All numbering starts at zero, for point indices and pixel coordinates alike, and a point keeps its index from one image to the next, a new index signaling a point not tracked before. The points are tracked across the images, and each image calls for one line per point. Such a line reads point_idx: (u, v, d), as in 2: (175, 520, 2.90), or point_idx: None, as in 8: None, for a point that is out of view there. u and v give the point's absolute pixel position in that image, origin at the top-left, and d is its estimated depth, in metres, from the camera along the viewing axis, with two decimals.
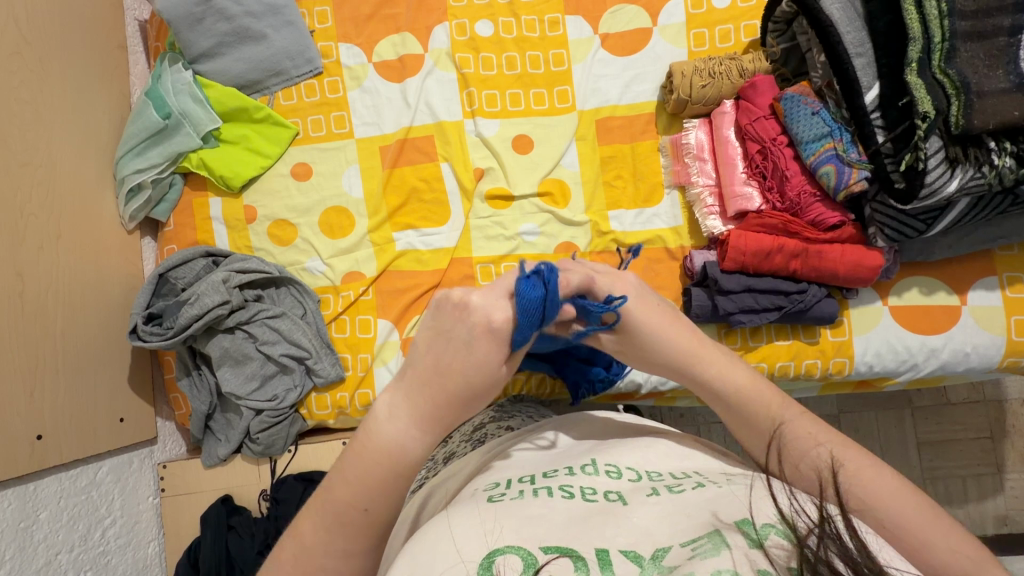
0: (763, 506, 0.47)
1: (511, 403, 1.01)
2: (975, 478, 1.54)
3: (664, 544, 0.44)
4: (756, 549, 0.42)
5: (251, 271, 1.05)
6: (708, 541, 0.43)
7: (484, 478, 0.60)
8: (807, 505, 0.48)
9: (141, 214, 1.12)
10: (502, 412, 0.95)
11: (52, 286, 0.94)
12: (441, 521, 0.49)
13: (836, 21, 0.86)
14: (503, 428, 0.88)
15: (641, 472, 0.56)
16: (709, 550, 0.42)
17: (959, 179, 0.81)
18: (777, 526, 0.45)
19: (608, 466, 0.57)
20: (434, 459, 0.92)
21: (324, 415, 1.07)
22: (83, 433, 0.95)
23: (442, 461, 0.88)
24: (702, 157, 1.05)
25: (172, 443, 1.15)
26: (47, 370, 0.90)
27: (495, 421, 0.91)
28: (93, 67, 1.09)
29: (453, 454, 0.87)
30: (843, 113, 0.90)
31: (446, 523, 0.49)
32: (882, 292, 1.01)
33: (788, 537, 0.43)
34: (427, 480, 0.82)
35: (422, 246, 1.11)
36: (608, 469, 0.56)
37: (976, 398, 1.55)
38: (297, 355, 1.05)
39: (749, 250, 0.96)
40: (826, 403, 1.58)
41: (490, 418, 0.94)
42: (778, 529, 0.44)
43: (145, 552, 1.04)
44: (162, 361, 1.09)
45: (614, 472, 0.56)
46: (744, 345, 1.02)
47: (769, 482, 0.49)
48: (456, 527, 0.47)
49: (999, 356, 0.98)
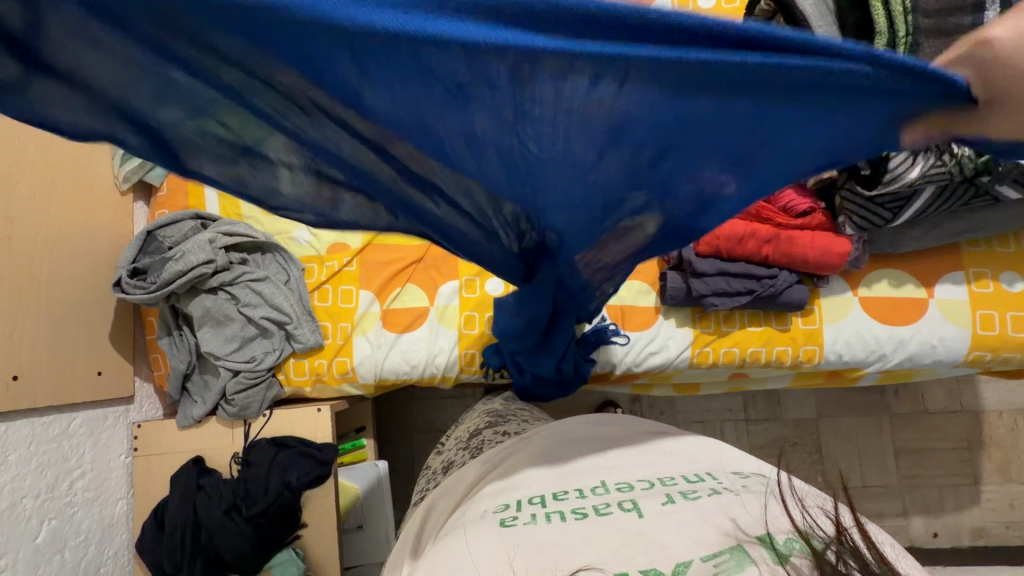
0: (779, 521, 0.48)
1: (507, 406, 0.99)
2: (952, 487, 1.54)
3: (685, 560, 0.45)
4: (780, 565, 0.43)
5: (238, 235, 1.07)
6: (731, 556, 0.44)
7: (481, 497, 0.59)
8: (821, 520, 0.49)
9: (136, 176, 1.14)
10: (497, 416, 0.94)
11: (40, 234, 0.95)
12: (456, 542, 0.50)
13: (809, 16, 0.88)
14: (500, 434, 0.86)
15: (654, 480, 0.55)
16: (731, 564, 0.44)
17: (921, 166, 0.84)
18: (796, 539, 0.46)
19: (619, 483, 0.56)
20: (432, 468, 0.93)
21: (301, 381, 1.10)
22: (60, 381, 0.95)
23: (441, 471, 0.88)
24: None
25: (148, 405, 1.16)
26: (26, 314, 0.90)
27: (491, 427, 0.90)
28: None
29: (451, 463, 0.87)
30: None
31: (456, 547, 0.49)
32: (852, 283, 1.03)
33: (810, 553, 0.44)
34: (428, 491, 0.82)
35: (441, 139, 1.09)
36: (620, 486, 0.55)
37: (954, 408, 1.57)
38: (278, 319, 1.07)
39: (725, 235, 0.97)
40: (805, 406, 1.59)
41: (485, 424, 0.93)
42: (798, 542, 0.46)
43: (112, 510, 1.04)
44: (146, 321, 1.12)
45: (626, 486, 0.55)
46: (717, 331, 1.07)
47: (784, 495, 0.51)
48: (474, 550, 0.48)
49: (966, 350, 1.00)
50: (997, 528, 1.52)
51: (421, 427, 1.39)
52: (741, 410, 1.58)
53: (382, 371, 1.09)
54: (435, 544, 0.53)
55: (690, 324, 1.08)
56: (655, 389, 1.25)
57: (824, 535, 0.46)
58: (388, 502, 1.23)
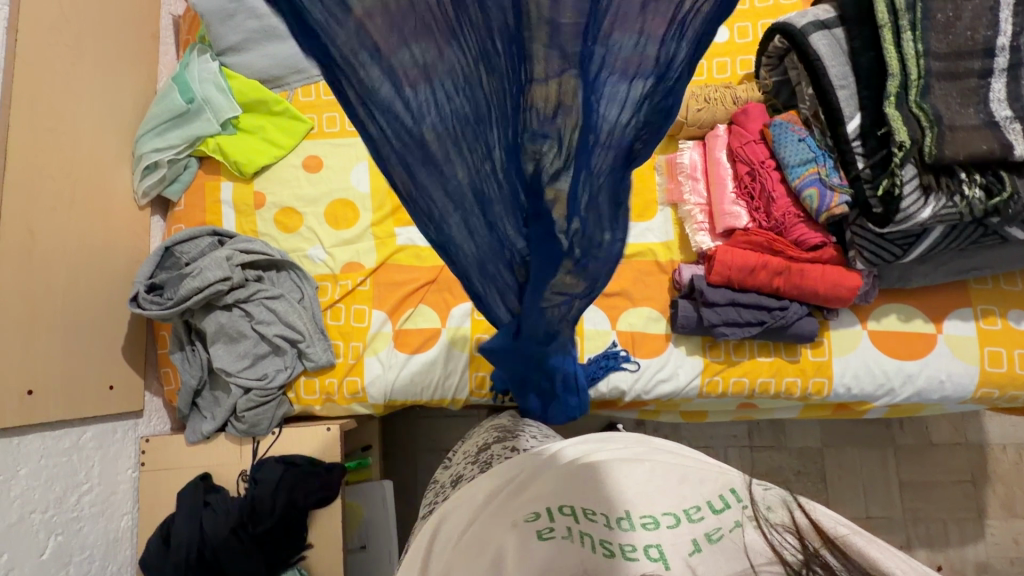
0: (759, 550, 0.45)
1: (514, 419, 0.98)
2: (956, 521, 1.54)
3: None
4: None
5: (254, 252, 1.08)
6: None
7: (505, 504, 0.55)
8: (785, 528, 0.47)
9: (154, 191, 1.15)
10: (506, 432, 0.93)
11: (59, 247, 0.95)
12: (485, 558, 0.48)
13: (823, 55, 0.92)
14: (508, 449, 0.85)
15: (680, 515, 0.49)
16: None
17: (932, 207, 0.86)
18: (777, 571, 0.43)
19: (644, 517, 0.50)
20: (440, 481, 0.93)
21: (311, 400, 1.10)
22: (73, 394, 0.95)
23: (449, 484, 0.88)
24: (695, 176, 1.11)
25: (156, 419, 1.16)
26: (45, 326, 0.91)
27: (500, 442, 0.89)
28: (125, 53, 1.14)
29: (459, 478, 0.86)
30: (828, 142, 0.95)
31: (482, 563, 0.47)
32: (861, 316, 1.04)
33: None
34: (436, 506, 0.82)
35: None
36: (645, 522, 0.49)
37: (958, 441, 1.57)
38: (291, 337, 1.07)
39: (735, 265, 1.00)
40: (810, 435, 1.59)
41: (494, 438, 0.92)
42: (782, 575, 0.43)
43: (117, 524, 1.03)
44: (158, 335, 1.12)
45: (651, 522, 0.49)
46: (727, 360, 1.07)
47: (757, 515, 0.47)
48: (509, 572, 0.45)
49: (973, 387, 1.01)
50: (1001, 563, 1.51)
51: (426, 445, 1.38)
52: (746, 436, 1.59)
53: (393, 391, 1.10)
54: (458, 554, 0.50)
55: (700, 352, 1.09)
56: (662, 415, 1.25)
57: (800, 563, 0.43)
58: (393, 522, 1.22)
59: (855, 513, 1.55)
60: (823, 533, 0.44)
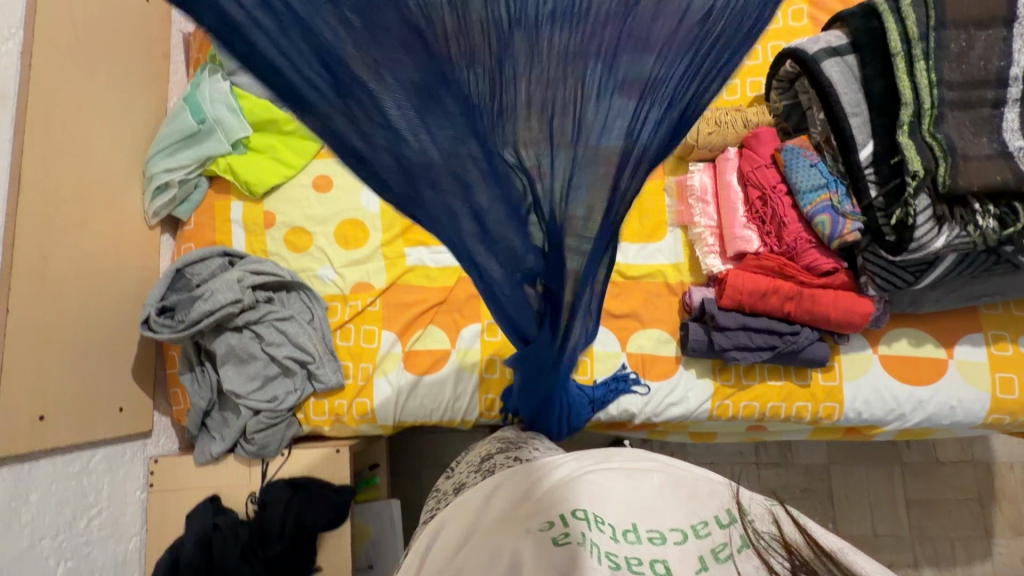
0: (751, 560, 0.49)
1: (518, 432, 0.99)
2: (964, 540, 1.53)
3: None
4: None
5: (265, 273, 1.08)
6: None
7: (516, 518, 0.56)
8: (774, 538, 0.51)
9: (164, 211, 1.15)
10: (509, 441, 0.93)
11: (71, 271, 0.95)
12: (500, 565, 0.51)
13: (835, 82, 0.92)
14: (511, 459, 0.84)
15: (687, 531, 0.52)
16: None
17: (946, 236, 0.86)
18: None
19: (651, 531, 0.52)
20: (441, 489, 0.94)
21: (320, 421, 1.10)
22: (84, 418, 0.95)
23: (452, 492, 0.88)
24: (705, 199, 1.11)
25: (165, 439, 1.15)
26: (56, 350, 0.91)
27: (503, 452, 0.88)
28: (136, 72, 1.14)
29: (463, 485, 0.86)
30: (840, 168, 0.96)
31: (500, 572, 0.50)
32: (872, 340, 1.04)
33: None
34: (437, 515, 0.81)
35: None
36: (653, 536, 0.52)
37: (965, 459, 1.57)
38: (301, 359, 1.07)
39: (747, 290, 1.00)
40: (817, 452, 1.59)
41: (497, 449, 0.91)
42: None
43: (126, 546, 1.03)
44: (168, 355, 1.12)
45: (658, 536, 0.52)
46: (737, 384, 1.07)
47: (749, 527, 0.51)
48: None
49: (985, 413, 1.01)
50: None
51: (433, 463, 1.38)
52: (753, 453, 1.58)
53: (403, 413, 1.10)
54: (472, 555, 0.54)
55: (710, 375, 1.09)
56: (670, 436, 1.24)
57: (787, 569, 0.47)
58: (400, 543, 1.22)
59: (862, 532, 1.54)
60: (809, 540, 0.48)
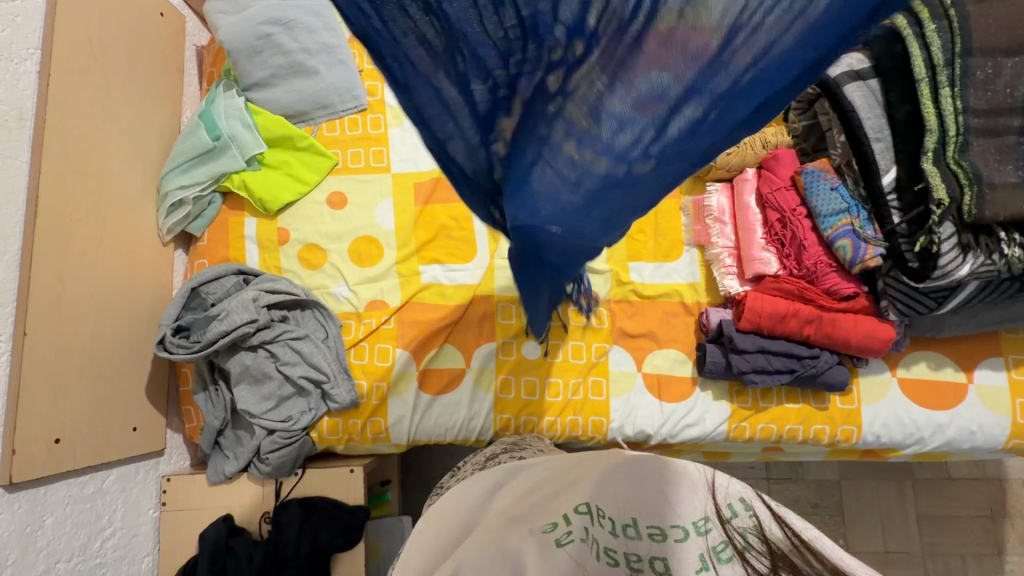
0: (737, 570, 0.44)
1: (522, 436, 1.01)
2: (975, 557, 1.53)
3: None
4: None
5: (280, 292, 1.08)
6: None
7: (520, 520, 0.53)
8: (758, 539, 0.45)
9: (178, 227, 1.15)
10: (513, 444, 0.95)
11: (88, 292, 0.95)
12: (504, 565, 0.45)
13: (857, 107, 0.93)
14: (514, 458, 0.87)
15: (688, 528, 0.47)
16: None
17: (970, 264, 0.85)
18: None
19: (652, 527, 0.48)
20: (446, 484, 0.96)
21: (334, 440, 1.09)
22: (98, 439, 0.94)
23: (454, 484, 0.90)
24: (722, 220, 1.10)
25: (177, 456, 1.14)
26: (72, 371, 0.90)
27: (507, 452, 0.91)
28: (151, 88, 1.14)
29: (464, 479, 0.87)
30: (861, 192, 0.96)
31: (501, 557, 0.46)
32: (891, 364, 1.04)
33: None
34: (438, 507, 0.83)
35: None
36: (653, 533, 0.47)
37: (977, 476, 1.56)
38: (316, 378, 1.06)
39: (766, 313, 0.99)
40: (828, 468, 1.58)
41: (501, 449, 0.93)
42: None
43: (139, 566, 1.02)
44: (181, 372, 1.12)
45: (659, 533, 0.47)
46: (754, 406, 1.07)
47: (732, 527, 0.45)
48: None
49: (1004, 438, 1.00)
50: None
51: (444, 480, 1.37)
52: (763, 468, 1.58)
53: (418, 432, 1.10)
54: (470, 552, 0.47)
55: (727, 397, 1.08)
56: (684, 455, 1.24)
57: None
58: None
59: (873, 547, 1.54)
60: (792, 537, 0.44)
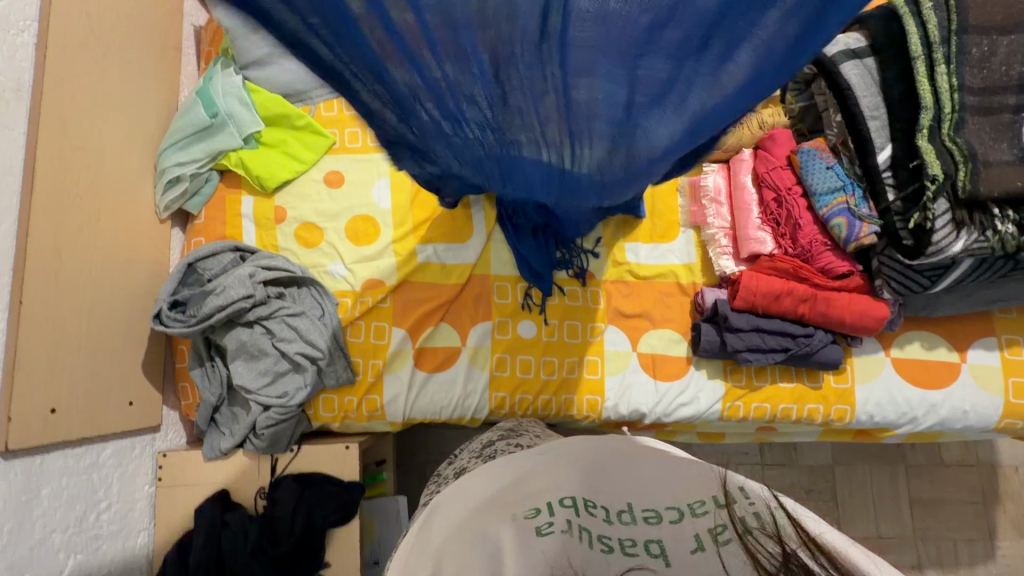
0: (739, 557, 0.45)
1: (518, 421, 1.02)
2: (967, 542, 1.54)
3: None
4: None
5: (277, 269, 1.08)
6: None
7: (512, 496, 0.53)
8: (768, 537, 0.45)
9: (176, 205, 1.15)
10: (511, 430, 0.96)
11: (84, 266, 0.95)
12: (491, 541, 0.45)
13: (854, 85, 0.92)
14: (512, 444, 0.86)
15: (684, 508, 0.49)
16: None
17: (964, 241, 0.85)
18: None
19: (646, 511, 0.50)
20: (442, 472, 0.95)
21: (329, 417, 1.10)
22: (95, 411, 0.95)
23: (453, 476, 0.88)
24: (718, 200, 1.10)
25: (173, 433, 1.15)
26: (68, 344, 0.91)
27: (503, 439, 0.91)
28: (150, 67, 1.14)
29: (465, 470, 0.85)
30: (856, 170, 0.96)
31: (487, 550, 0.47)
32: (885, 344, 1.04)
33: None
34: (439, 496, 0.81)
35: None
36: (647, 515, 0.50)
37: (969, 461, 1.57)
38: (311, 355, 1.05)
39: (761, 291, 1.00)
40: (822, 453, 1.59)
41: (498, 436, 0.94)
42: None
43: (134, 541, 1.02)
44: (177, 349, 1.11)
45: (653, 516, 0.50)
46: (748, 385, 1.07)
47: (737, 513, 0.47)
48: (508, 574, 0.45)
49: (997, 417, 1.01)
50: None
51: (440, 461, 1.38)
52: (758, 453, 1.58)
53: (412, 410, 1.10)
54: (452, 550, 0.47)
55: (721, 377, 1.08)
56: (678, 436, 1.24)
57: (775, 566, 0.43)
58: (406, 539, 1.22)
59: (865, 532, 1.55)
60: (805, 536, 0.43)
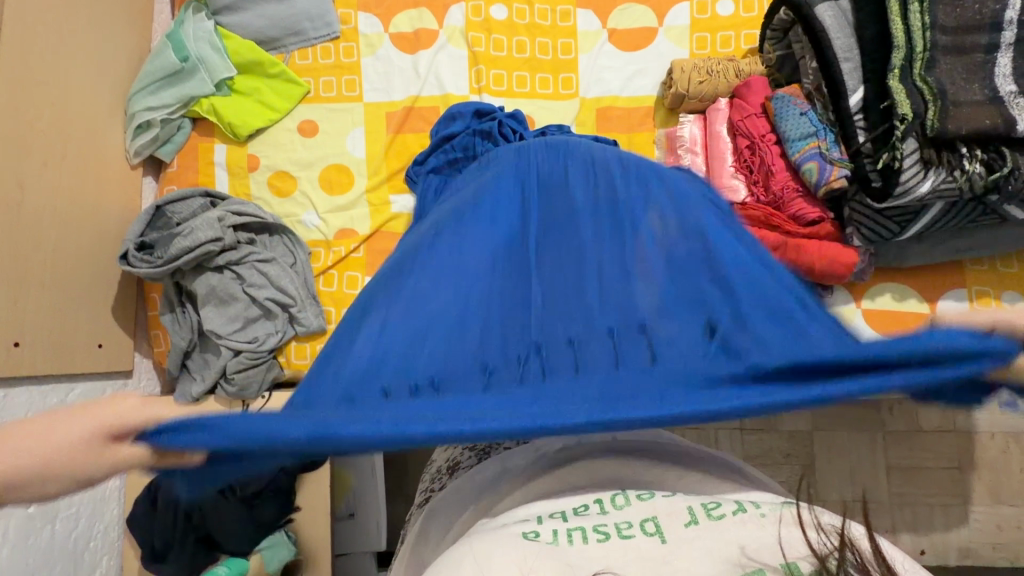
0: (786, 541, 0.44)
1: None
2: (941, 506, 1.55)
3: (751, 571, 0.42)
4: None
5: (247, 215, 1.07)
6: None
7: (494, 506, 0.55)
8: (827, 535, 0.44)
9: (146, 151, 1.14)
10: None
11: (49, 204, 0.94)
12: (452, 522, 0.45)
13: (828, 26, 0.89)
14: None
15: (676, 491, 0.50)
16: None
17: (932, 181, 0.86)
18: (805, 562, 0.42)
19: (639, 492, 0.50)
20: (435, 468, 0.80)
21: (301, 364, 1.09)
22: (61, 350, 0.94)
23: (445, 469, 0.74)
24: (694, 150, 1.09)
25: (145, 381, 1.15)
26: (30, 280, 0.90)
27: None
28: (120, 9, 1.13)
29: (457, 461, 0.73)
30: (829, 116, 0.94)
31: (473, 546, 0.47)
32: (856, 295, 1.04)
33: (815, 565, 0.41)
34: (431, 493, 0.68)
35: (478, 102, 1.14)
36: (641, 494, 0.50)
37: (947, 428, 1.58)
38: (283, 302, 1.06)
39: None
40: (801, 417, 1.59)
41: None
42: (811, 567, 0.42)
43: (105, 484, 1.03)
44: (148, 297, 1.11)
45: (647, 495, 0.50)
46: None
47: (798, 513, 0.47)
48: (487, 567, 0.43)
49: None
50: (983, 549, 1.53)
51: None
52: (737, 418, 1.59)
53: None
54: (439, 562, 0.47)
55: None
56: None
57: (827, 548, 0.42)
58: (380, 490, 1.22)
59: (841, 497, 1.56)
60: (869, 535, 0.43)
